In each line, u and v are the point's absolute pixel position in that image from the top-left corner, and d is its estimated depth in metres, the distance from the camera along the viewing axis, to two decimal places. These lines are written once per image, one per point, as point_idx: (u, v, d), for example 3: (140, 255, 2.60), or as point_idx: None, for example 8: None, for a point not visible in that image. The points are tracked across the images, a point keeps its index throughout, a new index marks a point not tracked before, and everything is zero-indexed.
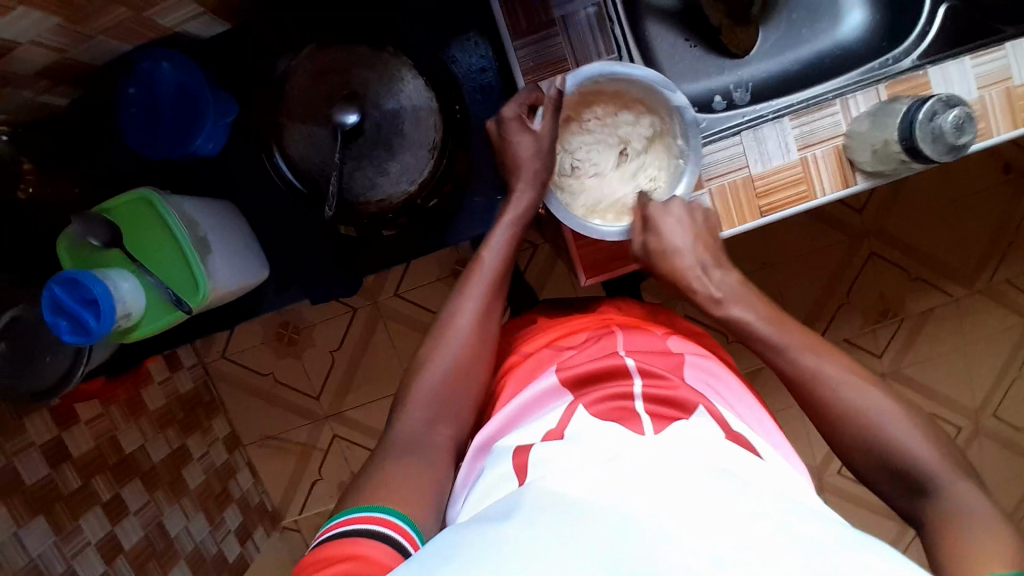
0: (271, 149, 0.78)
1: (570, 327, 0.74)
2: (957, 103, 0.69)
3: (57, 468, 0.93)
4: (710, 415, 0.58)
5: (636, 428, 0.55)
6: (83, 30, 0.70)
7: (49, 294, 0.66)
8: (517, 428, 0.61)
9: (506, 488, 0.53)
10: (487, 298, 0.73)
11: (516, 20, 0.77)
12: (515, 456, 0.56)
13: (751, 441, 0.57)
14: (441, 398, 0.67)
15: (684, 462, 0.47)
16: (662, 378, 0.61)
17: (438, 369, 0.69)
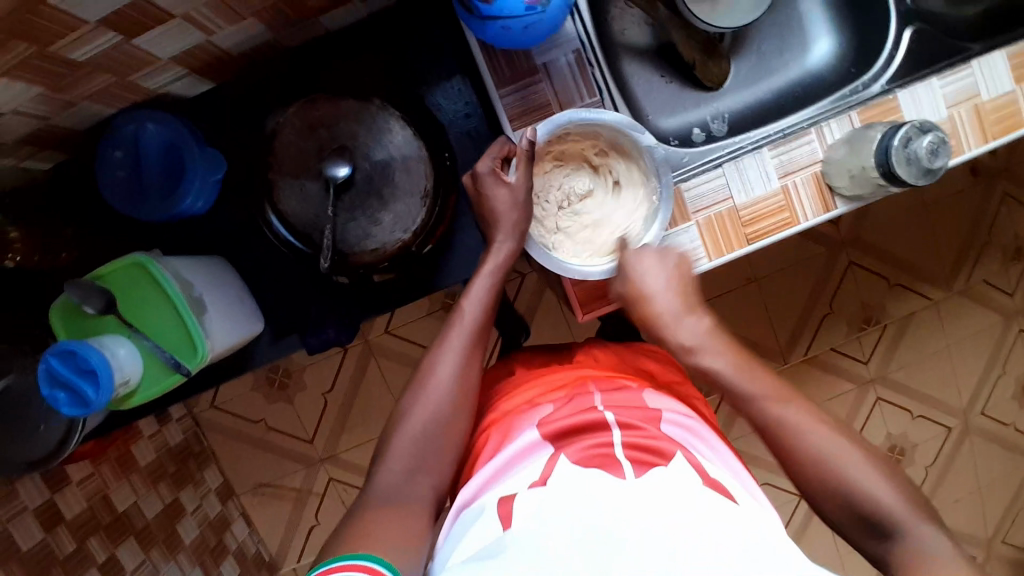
0: (267, 209, 0.80)
1: (548, 385, 0.74)
2: (930, 128, 0.71)
3: (53, 532, 0.91)
4: (688, 461, 0.59)
5: (619, 473, 0.55)
6: (66, 97, 0.70)
7: (46, 366, 0.65)
8: (501, 481, 0.61)
9: (490, 533, 0.53)
10: (466, 351, 0.72)
11: (498, 68, 0.79)
12: (500, 506, 0.56)
13: (727, 486, 0.59)
14: (423, 456, 0.67)
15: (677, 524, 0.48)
16: (641, 429, 0.62)
17: (417, 425, 0.68)
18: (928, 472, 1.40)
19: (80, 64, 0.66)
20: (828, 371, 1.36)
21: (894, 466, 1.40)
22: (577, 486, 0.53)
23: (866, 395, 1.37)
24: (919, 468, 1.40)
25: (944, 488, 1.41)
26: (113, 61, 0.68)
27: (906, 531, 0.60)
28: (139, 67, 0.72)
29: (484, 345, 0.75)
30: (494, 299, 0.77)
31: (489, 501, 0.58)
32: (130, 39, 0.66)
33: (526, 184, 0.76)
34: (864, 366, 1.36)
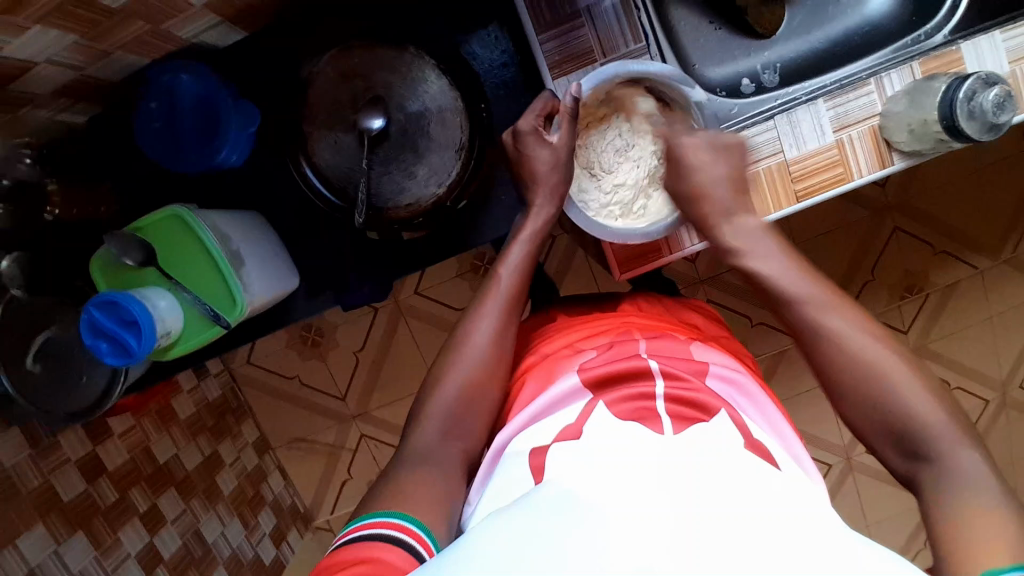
0: (300, 160, 0.78)
1: (591, 329, 0.73)
2: (996, 82, 0.67)
3: (94, 483, 0.94)
4: (732, 419, 0.58)
5: (657, 429, 0.55)
6: (100, 46, 0.69)
7: (88, 316, 0.66)
8: (537, 425, 0.61)
9: (523, 488, 0.54)
10: (503, 315, 0.72)
11: (539, 13, 0.76)
12: (532, 457, 0.56)
13: (770, 449, 0.57)
14: (458, 417, 0.67)
15: (722, 482, 0.47)
16: (682, 380, 0.61)
17: (454, 383, 0.68)
18: None
19: (114, 11, 0.65)
20: None
21: None
22: (612, 443, 0.53)
23: None
24: None
25: None
26: (146, 8, 0.67)
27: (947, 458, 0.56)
28: (172, 15, 0.71)
29: (522, 312, 0.74)
30: (530, 265, 0.76)
31: (521, 448, 0.59)
32: None
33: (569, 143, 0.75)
34: (905, 334, 1.33)
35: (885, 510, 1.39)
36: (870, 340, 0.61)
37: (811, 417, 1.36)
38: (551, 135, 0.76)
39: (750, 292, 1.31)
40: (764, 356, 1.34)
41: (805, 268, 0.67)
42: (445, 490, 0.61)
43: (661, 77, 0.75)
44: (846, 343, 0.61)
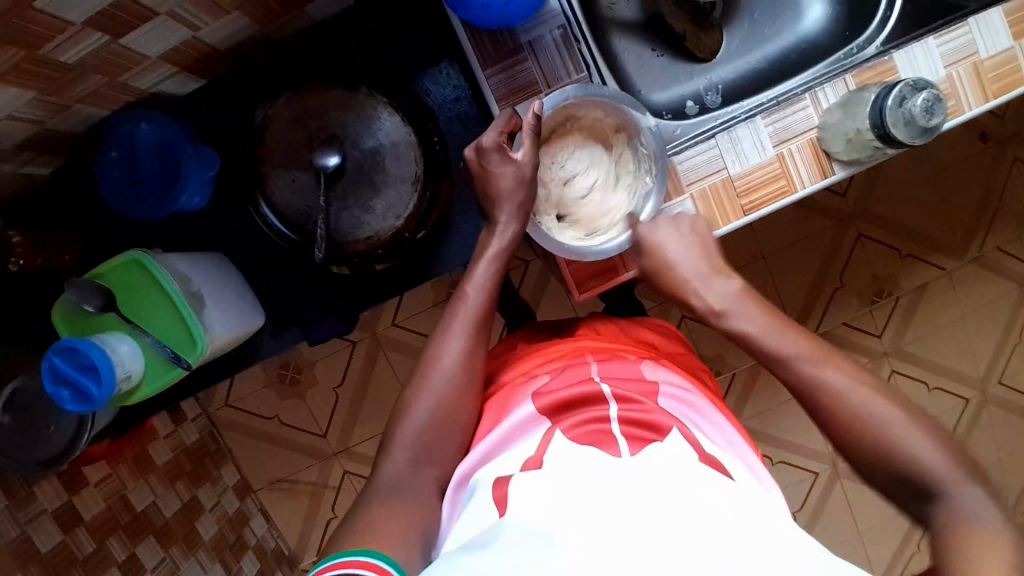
0: (257, 200, 0.80)
1: (547, 355, 0.74)
2: (925, 87, 0.70)
3: (72, 532, 0.93)
4: (683, 435, 0.59)
5: (614, 451, 0.55)
6: (59, 99, 0.71)
7: (49, 364, 0.67)
8: (499, 457, 0.62)
9: (486, 521, 0.54)
10: (472, 334, 0.73)
11: (484, 49, 0.78)
12: (495, 488, 0.56)
13: (723, 461, 0.58)
14: (427, 439, 0.68)
15: (669, 504, 0.48)
16: (636, 403, 0.62)
17: (426, 403, 0.69)
18: None
19: (72, 66, 0.67)
20: (844, 345, 1.34)
21: None
22: (563, 470, 0.53)
23: (881, 370, 1.35)
24: None
25: None
26: (102, 62, 0.69)
27: (954, 491, 0.56)
28: (129, 67, 0.73)
29: (489, 332, 0.75)
30: (498, 282, 0.77)
31: (486, 477, 0.60)
32: (119, 40, 0.67)
33: (531, 161, 0.76)
34: (879, 340, 1.34)
35: (872, 517, 1.40)
36: (867, 389, 0.63)
37: (792, 427, 1.37)
38: (514, 152, 0.76)
39: None
40: (742, 368, 1.35)
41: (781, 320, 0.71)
42: (412, 517, 0.61)
43: (616, 101, 0.77)
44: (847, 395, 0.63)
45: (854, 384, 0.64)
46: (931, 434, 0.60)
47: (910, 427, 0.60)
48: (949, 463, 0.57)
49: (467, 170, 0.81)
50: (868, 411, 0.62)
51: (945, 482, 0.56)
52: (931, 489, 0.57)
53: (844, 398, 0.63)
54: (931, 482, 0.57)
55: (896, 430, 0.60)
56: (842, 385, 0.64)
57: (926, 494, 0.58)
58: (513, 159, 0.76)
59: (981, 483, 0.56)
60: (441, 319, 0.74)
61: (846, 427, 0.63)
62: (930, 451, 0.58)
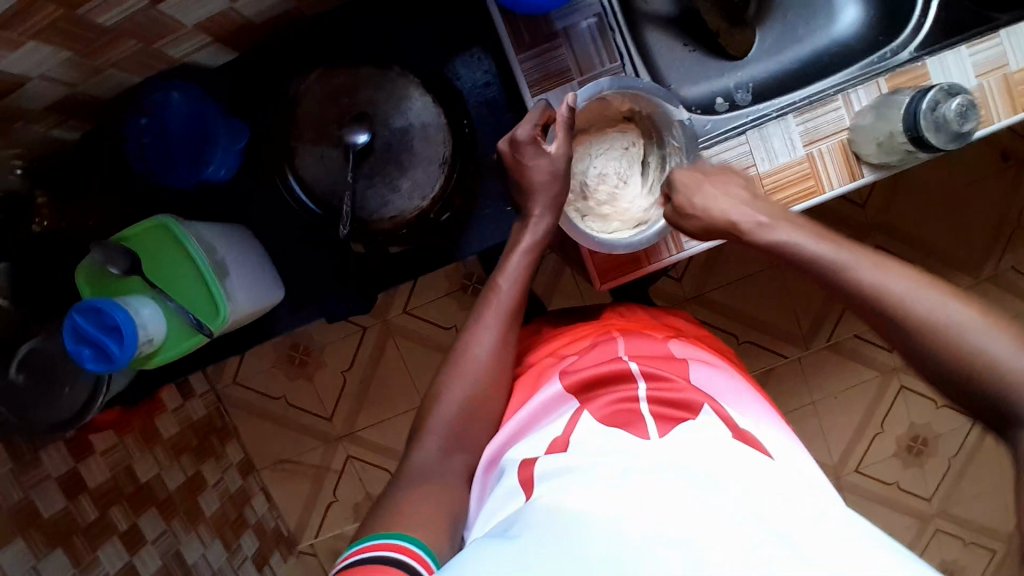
0: (285, 170, 0.80)
1: (573, 334, 0.75)
2: (958, 92, 0.70)
3: (75, 499, 0.93)
4: (716, 414, 0.59)
5: (642, 433, 0.56)
6: (94, 62, 0.72)
7: (71, 323, 0.67)
8: (531, 434, 0.62)
9: (514, 503, 0.54)
10: (504, 324, 0.72)
11: (518, 34, 0.79)
12: (521, 470, 0.57)
13: (757, 438, 0.59)
14: (459, 430, 0.68)
15: (701, 478, 0.48)
16: (667, 381, 0.62)
17: (458, 395, 0.68)
18: (954, 463, 1.38)
19: (109, 29, 0.67)
20: (854, 356, 1.34)
21: (918, 457, 1.37)
22: (594, 449, 0.54)
23: (891, 385, 1.35)
24: (943, 459, 1.38)
25: (969, 481, 1.39)
26: (138, 27, 0.69)
27: None
28: (163, 34, 0.73)
29: (521, 322, 0.75)
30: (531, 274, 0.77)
31: (518, 455, 0.60)
32: (156, 5, 0.67)
33: (564, 153, 0.76)
34: (890, 354, 1.34)
35: (873, 531, 1.39)
36: (938, 300, 0.58)
37: (799, 437, 1.36)
38: (548, 145, 0.76)
39: (735, 312, 1.33)
40: (751, 374, 1.35)
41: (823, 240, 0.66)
42: (426, 497, 0.61)
43: (648, 94, 0.77)
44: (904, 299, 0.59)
45: (917, 291, 0.59)
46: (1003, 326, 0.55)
47: (974, 324, 0.55)
48: None
49: (501, 161, 0.80)
50: (934, 323, 0.57)
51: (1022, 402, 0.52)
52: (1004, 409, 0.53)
53: (895, 301, 0.59)
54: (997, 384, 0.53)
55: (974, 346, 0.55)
56: (908, 293, 0.59)
57: (990, 392, 0.53)
58: (546, 151, 0.76)
59: None
60: (473, 307, 0.74)
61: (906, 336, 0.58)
62: (988, 339, 0.54)
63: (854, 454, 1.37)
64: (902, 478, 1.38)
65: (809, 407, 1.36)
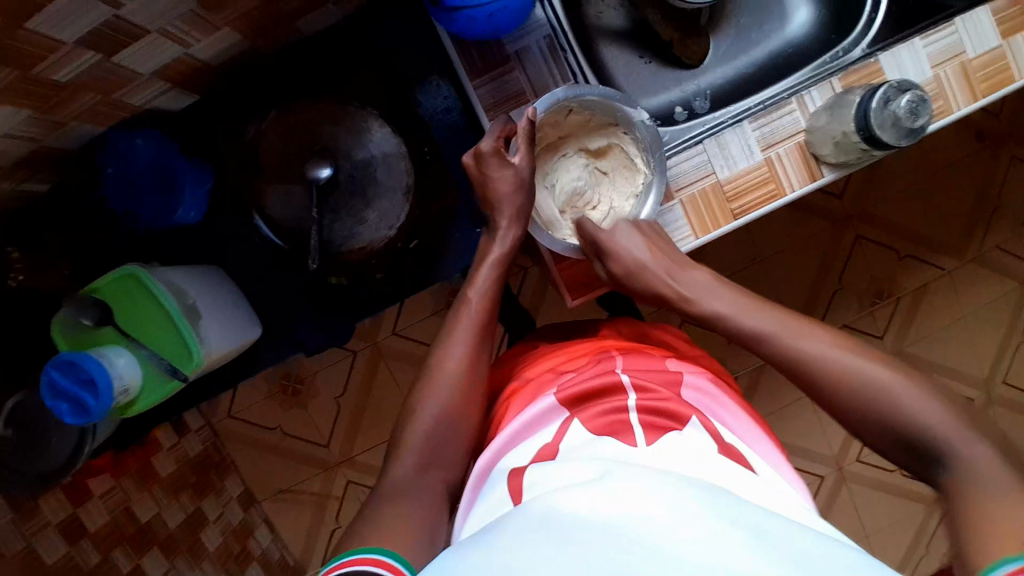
0: (254, 213, 0.81)
1: (567, 353, 0.75)
2: (908, 88, 0.70)
3: (76, 545, 0.92)
4: (704, 427, 0.61)
5: (631, 442, 0.57)
6: (55, 118, 0.72)
7: (47, 378, 0.67)
8: (517, 447, 0.62)
9: (502, 510, 0.55)
10: (474, 340, 0.73)
11: (472, 60, 0.80)
12: (510, 480, 0.57)
13: (743, 454, 0.59)
14: (431, 446, 0.68)
15: (693, 492, 0.47)
16: (657, 393, 0.63)
17: (431, 409, 0.69)
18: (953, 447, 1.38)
19: (66, 85, 0.68)
20: None
21: None
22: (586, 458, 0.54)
23: None
24: None
25: None
26: (96, 79, 0.70)
27: (960, 449, 0.56)
28: (122, 84, 0.74)
29: (493, 334, 0.76)
30: (499, 289, 0.78)
31: (502, 470, 0.60)
32: (111, 58, 0.68)
33: (528, 164, 0.77)
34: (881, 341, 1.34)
35: (879, 518, 1.39)
36: (845, 353, 0.63)
37: (795, 429, 1.36)
38: (511, 155, 0.77)
39: None
40: (744, 372, 1.35)
41: (755, 300, 0.71)
42: (418, 523, 0.61)
43: (606, 99, 0.77)
44: (818, 353, 0.64)
45: (836, 348, 0.63)
46: (922, 387, 0.60)
47: (903, 388, 0.59)
48: (947, 422, 0.57)
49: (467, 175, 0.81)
50: (853, 377, 0.61)
51: (943, 441, 0.57)
52: (931, 452, 0.57)
53: (834, 371, 0.62)
54: (936, 442, 0.57)
55: (883, 384, 0.60)
56: (819, 351, 0.64)
57: (936, 455, 0.57)
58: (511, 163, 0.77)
59: (985, 436, 0.56)
60: (446, 319, 0.75)
61: (816, 389, 0.64)
62: (908, 398, 0.59)
63: (853, 443, 1.37)
64: (903, 463, 1.38)
65: (804, 399, 1.36)
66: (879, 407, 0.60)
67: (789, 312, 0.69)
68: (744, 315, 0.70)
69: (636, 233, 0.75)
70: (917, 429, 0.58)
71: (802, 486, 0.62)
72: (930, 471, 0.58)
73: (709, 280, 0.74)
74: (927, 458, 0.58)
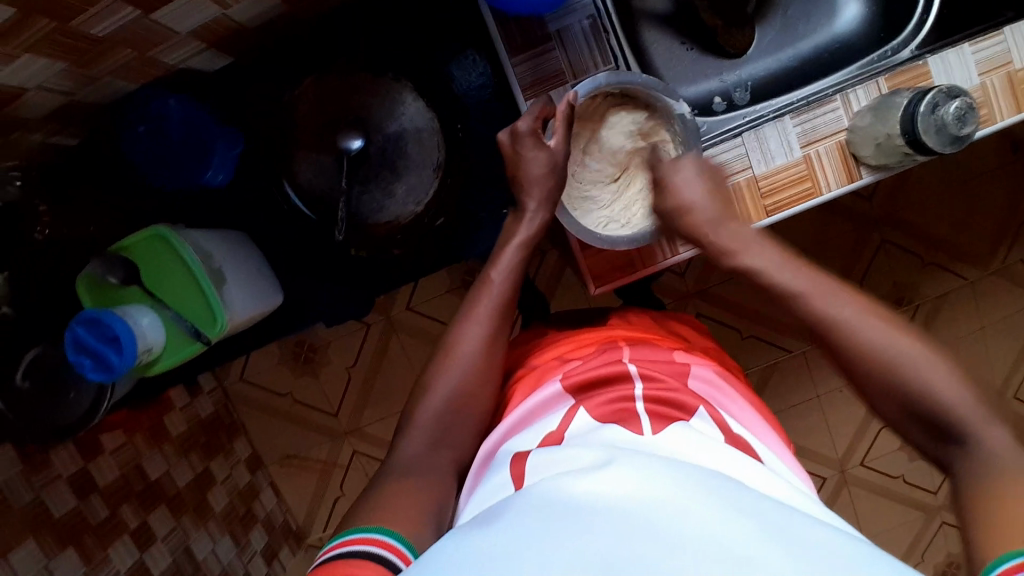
0: (284, 182, 0.80)
1: (577, 342, 0.74)
2: (958, 94, 0.69)
3: (85, 499, 0.93)
4: (711, 417, 0.60)
5: (637, 428, 0.56)
6: (88, 72, 0.72)
7: (72, 334, 0.67)
8: (523, 433, 0.62)
9: (502, 493, 0.53)
10: (497, 319, 0.73)
11: (511, 37, 0.78)
12: (512, 467, 0.56)
13: (751, 443, 0.59)
14: (445, 423, 0.68)
15: (697, 479, 0.46)
16: (662, 382, 0.63)
17: (447, 388, 0.69)
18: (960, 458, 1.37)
19: (101, 40, 0.68)
20: None
21: None
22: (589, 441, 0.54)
23: None
24: None
25: None
26: (131, 36, 0.69)
27: (981, 434, 0.56)
28: (157, 42, 0.73)
29: (512, 317, 0.75)
30: (522, 271, 0.77)
31: (505, 456, 0.59)
32: (148, 14, 0.67)
33: (563, 148, 0.76)
34: None
35: (880, 523, 1.39)
36: (877, 325, 0.61)
37: (802, 429, 1.36)
38: (547, 139, 0.76)
39: (740, 307, 1.32)
40: (756, 369, 1.34)
41: (789, 256, 0.68)
42: (434, 501, 0.61)
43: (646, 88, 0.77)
44: (845, 316, 0.62)
45: (865, 317, 0.62)
46: (951, 366, 0.59)
47: (934, 365, 0.58)
48: (973, 405, 0.57)
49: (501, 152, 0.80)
50: (884, 356, 0.60)
51: (967, 423, 0.56)
52: (954, 433, 0.57)
53: (863, 342, 0.61)
54: (957, 424, 0.57)
55: (910, 362, 0.59)
56: (851, 317, 0.62)
57: (959, 434, 0.57)
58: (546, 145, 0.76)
59: (1000, 421, 0.57)
60: (464, 300, 0.74)
61: (845, 353, 0.62)
62: (942, 377, 0.58)
63: (860, 448, 1.36)
64: (909, 470, 1.37)
65: (815, 400, 1.35)
66: (911, 382, 0.58)
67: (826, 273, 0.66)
68: (780, 273, 0.67)
69: (701, 182, 0.74)
70: (943, 406, 0.57)
71: (808, 480, 0.61)
72: (949, 450, 0.58)
73: (755, 233, 0.71)
74: (950, 440, 0.57)
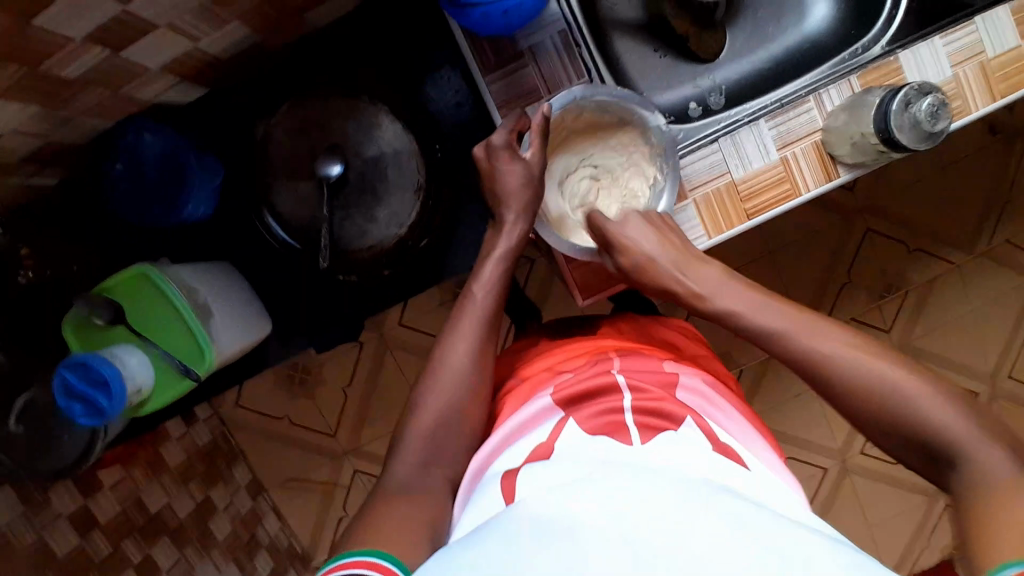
0: (264, 212, 0.80)
1: (567, 352, 0.74)
2: (929, 90, 0.69)
3: (86, 536, 0.92)
4: (698, 426, 0.59)
5: (625, 441, 0.56)
6: (63, 113, 0.72)
7: (60, 379, 0.67)
8: (510, 448, 0.62)
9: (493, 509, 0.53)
10: (481, 339, 0.73)
11: (484, 56, 0.79)
12: (501, 483, 0.55)
13: (738, 451, 0.58)
14: (437, 446, 0.68)
15: (690, 491, 0.46)
16: (649, 393, 0.63)
17: (434, 409, 0.69)
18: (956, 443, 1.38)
19: (75, 81, 0.67)
20: None
21: None
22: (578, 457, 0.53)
23: None
24: None
25: None
26: (105, 75, 0.69)
27: (979, 458, 0.53)
28: (131, 79, 0.73)
29: (497, 333, 0.75)
30: (505, 288, 0.77)
31: (493, 475, 0.59)
32: (119, 53, 0.67)
33: (540, 160, 0.77)
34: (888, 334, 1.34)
35: (883, 511, 1.39)
36: (858, 354, 0.60)
37: (800, 422, 1.37)
38: (523, 151, 0.77)
39: None
40: (751, 365, 1.35)
41: (766, 295, 0.67)
42: (432, 526, 0.61)
43: (622, 101, 0.77)
44: (828, 348, 0.61)
45: (847, 349, 0.60)
46: (930, 384, 0.57)
47: (912, 386, 0.57)
48: (969, 427, 0.54)
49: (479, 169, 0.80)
50: (870, 379, 0.58)
51: (962, 445, 0.54)
52: (947, 456, 0.55)
53: (841, 373, 0.60)
54: (948, 449, 0.55)
55: (891, 386, 0.58)
56: (831, 350, 0.61)
57: (951, 458, 0.55)
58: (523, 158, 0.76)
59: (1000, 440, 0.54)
60: (448, 319, 0.74)
61: (829, 390, 0.61)
62: (931, 398, 0.56)
63: (858, 437, 1.37)
64: None
65: (811, 392, 1.36)
66: (903, 413, 0.57)
67: (797, 307, 0.66)
68: (758, 315, 0.66)
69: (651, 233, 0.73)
70: (931, 426, 0.56)
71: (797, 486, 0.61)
72: (944, 475, 0.56)
73: (722, 275, 0.70)
74: (943, 463, 0.55)
